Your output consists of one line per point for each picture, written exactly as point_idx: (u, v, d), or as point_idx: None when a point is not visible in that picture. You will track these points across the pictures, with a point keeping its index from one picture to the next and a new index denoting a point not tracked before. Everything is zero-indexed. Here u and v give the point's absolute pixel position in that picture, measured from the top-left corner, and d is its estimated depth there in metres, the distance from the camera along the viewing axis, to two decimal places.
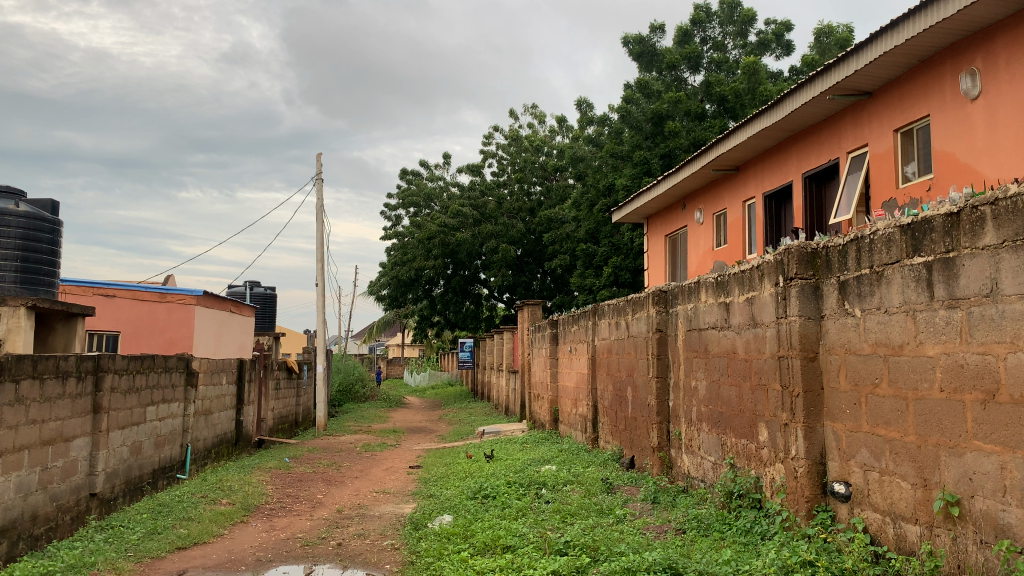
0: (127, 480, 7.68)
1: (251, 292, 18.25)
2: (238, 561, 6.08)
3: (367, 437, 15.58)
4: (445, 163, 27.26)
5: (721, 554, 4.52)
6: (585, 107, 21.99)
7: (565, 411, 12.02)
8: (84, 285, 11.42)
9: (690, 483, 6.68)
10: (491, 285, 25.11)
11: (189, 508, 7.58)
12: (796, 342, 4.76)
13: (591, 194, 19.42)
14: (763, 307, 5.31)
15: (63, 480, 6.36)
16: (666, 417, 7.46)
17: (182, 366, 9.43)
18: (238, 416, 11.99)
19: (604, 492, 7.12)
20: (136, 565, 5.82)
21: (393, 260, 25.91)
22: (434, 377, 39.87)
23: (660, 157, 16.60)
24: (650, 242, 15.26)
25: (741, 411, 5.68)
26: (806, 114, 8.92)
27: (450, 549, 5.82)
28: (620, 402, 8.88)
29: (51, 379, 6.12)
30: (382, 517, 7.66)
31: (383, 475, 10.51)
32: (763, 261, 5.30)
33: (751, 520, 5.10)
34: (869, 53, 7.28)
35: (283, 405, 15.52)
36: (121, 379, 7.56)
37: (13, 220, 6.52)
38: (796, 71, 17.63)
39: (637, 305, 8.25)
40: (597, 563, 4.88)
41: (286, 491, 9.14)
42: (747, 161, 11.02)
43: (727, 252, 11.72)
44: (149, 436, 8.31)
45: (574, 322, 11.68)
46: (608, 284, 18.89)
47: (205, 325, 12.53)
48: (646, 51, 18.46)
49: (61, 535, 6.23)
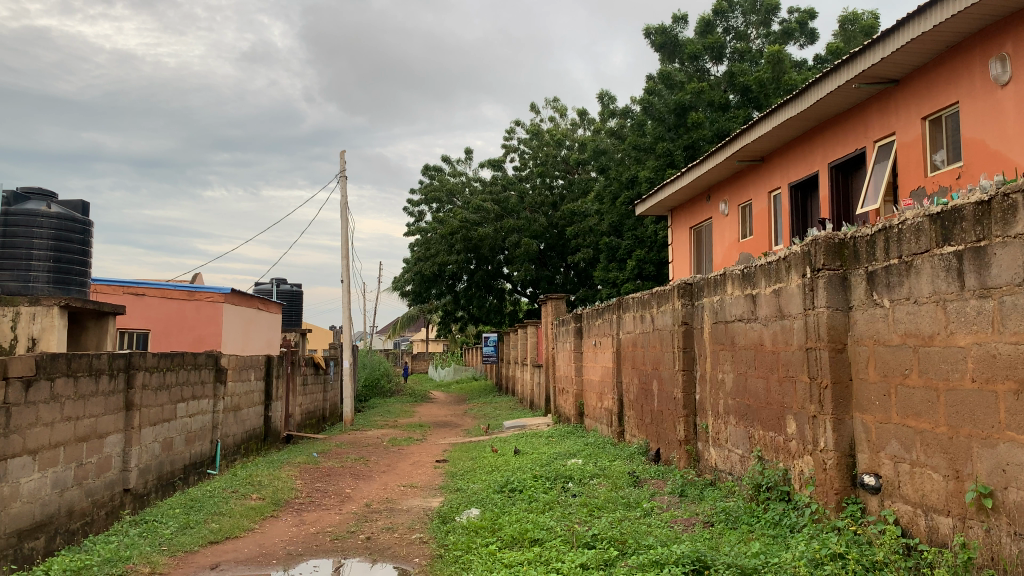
0: (159, 476, 7.80)
1: (278, 289, 18.47)
2: (269, 555, 6.17)
3: (393, 432, 15.70)
4: (467, 158, 27.34)
5: (749, 547, 4.51)
6: (607, 100, 21.88)
7: (591, 405, 12.02)
8: (115, 285, 11.61)
9: (717, 476, 6.67)
10: (514, 280, 25.13)
11: (220, 503, 7.68)
12: (824, 333, 4.73)
13: (613, 186, 19.31)
14: (791, 299, 5.27)
15: (97, 476, 6.48)
16: (693, 411, 7.42)
17: (211, 363, 9.54)
18: (266, 411, 12.13)
19: (630, 485, 7.13)
20: (170, 559, 5.92)
21: (416, 255, 26.01)
22: (459, 371, 40.18)
23: (683, 149, 16.49)
24: (675, 235, 15.18)
25: (769, 403, 5.64)
26: (831, 104, 8.84)
27: (478, 542, 5.87)
28: (646, 396, 8.86)
29: (84, 377, 6.23)
30: (410, 510, 7.72)
31: (410, 469, 10.57)
32: (790, 252, 5.26)
33: (779, 513, 5.08)
34: (895, 40, 7.19)
35: (311, 400, 15.69)
36: (152, 377, 7.67)
37: (42, 221, 6.64)
38: (821, 60, 17.43)
39: (662, 298, 8.23)
40: (625, 556, 4.89)
41: (315, 486, 9.23)
42: (772, 152, 10.92)
43: (752, 244, 11.63)
44: (180, 433, 8.43)
45: (598, 316, 11.66)
46: (632, 277, 18.88)
47: (233, 321, 12.67)
48: (668, 41, 18.36)
49: (96, 530, 6.35)
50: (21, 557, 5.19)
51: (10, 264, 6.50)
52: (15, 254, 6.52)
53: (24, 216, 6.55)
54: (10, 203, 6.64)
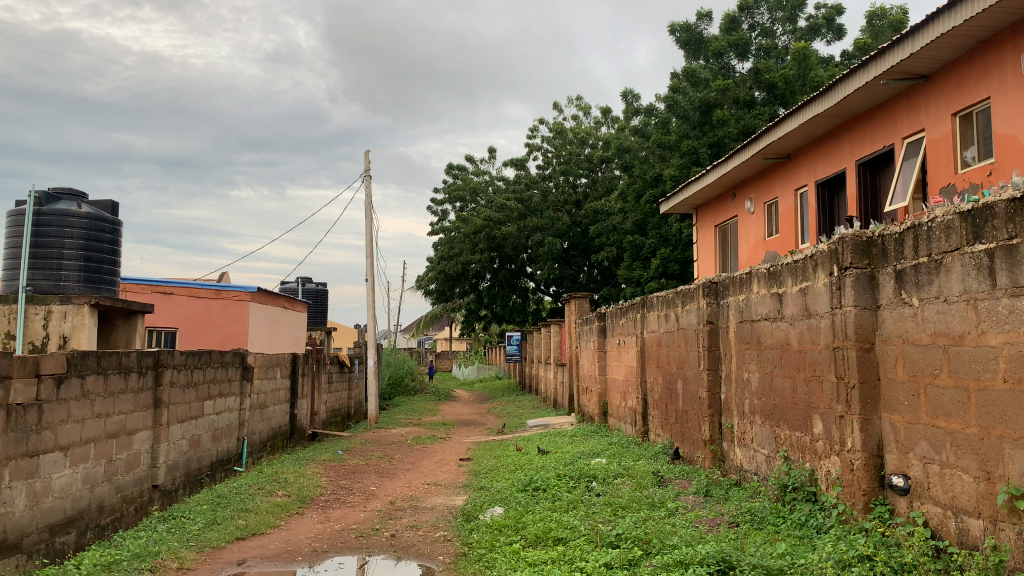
0: (187, 472, 7.89)
1: (304, 288, 18.62)
2: (295, 552, 6.22)
3: (417, 430, 15.75)
4: (490, 157, 27.38)
5: (775, 547, 4.47)
6: (631, 97, 21.80)
7: (614, 404, 11.99)
8: (143, 284, 11.77)
9: (742, 476, 6.62)
10: (537, 279, 25.11)
11: (246, 499, 7.76)
12: (852, 332, 4.68)
13: (638, 184, 19.21)
14: (818, 298, 5.22)
15: (127, 472, 6.57)
16: (718, 410, 7.36)
17: (237, 360, 9.64)
18: (292, 409, 12.24)
19: (655, 484, 7.09)
20: (198, 554, 6.00)
21: (439, 254, 26.10)
22: (483, 370, 40.34)
23: (708, 146, 16.40)
24: (700, 233, 15.09)
25: (795, 403, 5.60)
26: (859, 101, 8.74)
27: (501, 541, 5.87)
28: (670, 395, 8.82)
29: (114, 375, 6.32)
30: (434, 509, 7.74)
31: (434, 467, 10.62)
32: (817, 250, 5.20)
33: (806, 513, 5.04)
34: (925, 35, 7.09)
35: (336, 398, 15.80)
36: (180, 374, 7.76)
37: (74, 220, 6.72)
38: (848, 56, 17.23)
39: (687, 297, 8.19)
40: (649, 556, 4.87)
41: (340, 483, 9.29)
42: (799, 149, 10.82)
43: (779, 242, 11.52)
44: (207, 430, 8.53)
45: (622, 315, 11.62)
46: (656, 276, 18.81)
47: (259, 320, 12.79)
48: (693, 38, 18.27)
49: (125, 525, 6.44)
50: (52, 551, 5.28)
51: (42, 263, 6.58)
52: (47, 253, 6.60)
53: (56, 216, 6.62)
54: (43, 203, 6.73)
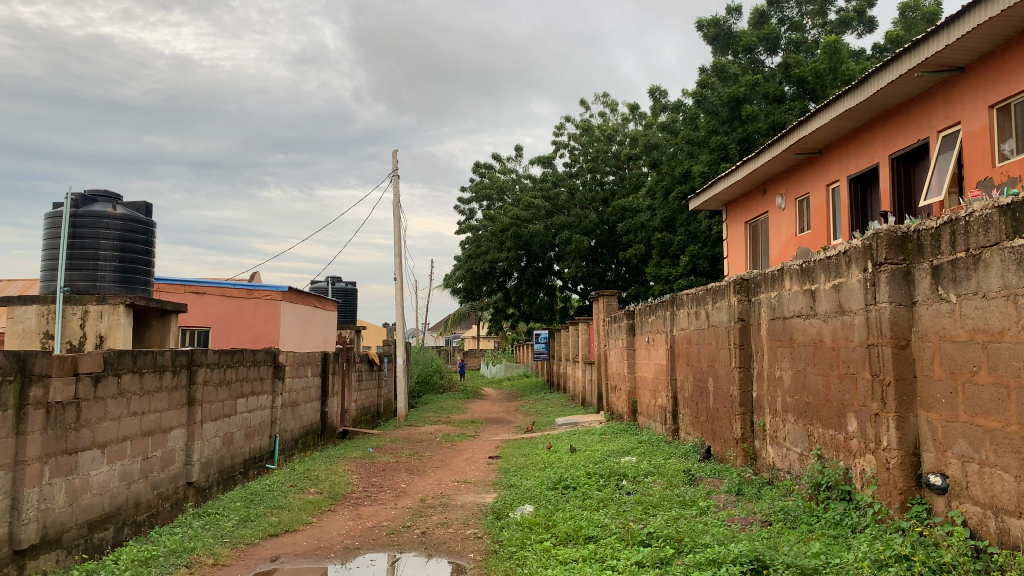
0: (220, 469, 8.00)
1: (333, 287, 18.77)
2: (328, 549, 6.27)
3: (446, 428, 15.81)
4: (517, 155, 27.39)
5: (809, 547, 4.42)
6: (658, 94, 21.66)
7: (644, 402, 11.93)
8: (177, 283, 11.96)
9: (775, 475, 6.55)
10: (565, 277, 25.08)
11: (279, 496, 7.85)
12: (887, 329, 4.61)
13: (666, 181, 19.08)
14: (852, 295, 5.15)
15: (162, 469, 6.66)
16: (750, 408, 7.30)
17: (269, 359, 9.75)
18: (323, 407, 12.34)
19: (686, 483, 7.05)
20: (232, 550, 6.07)
21: (466, 253, 26.21)
22: (511, 368, 40.46)
23: (737, 142, 16.26)
24: (730, 229, 14.96)
25: (829, 401, 5.53)
26: (892, 94, 8.62)
27: (532, 538, 5.88)
28: (701, 394, 8.76)
29: (149, 373, 6.42)
30: (464, 506, 7.78)
31: (464, 465, 10.66)
32: (850, 246, 5.14)
33: (840, 513, 4.97)
34: (960, 26, 6.96)
35: (366, 396, 15.91)
36: (214, 373, 7.86)
37: (109, 222, 6.87)
38: (880, 49, 16.98)
39: (717, 294, 8.12)
40: (681, 555, 4.84)
41: (372, 481, 9.36)
42: (830, 144, 10.69)
43: (810, 238, 11.38)
44: (240, 428, 8.63)
45: (651, 313, 11.56)
46: (686, 273, 18.69)
47: (290, 319, 12.92)
48: (722, 33, 18.15)
49: (161, 522, 6.54)
50: (91, 546, 5.38)
51: (79, 264, 6.72)
52: (84, 254, 6.74)
53: (91, 218, 6.78)
54: (78, 206, 6.88)
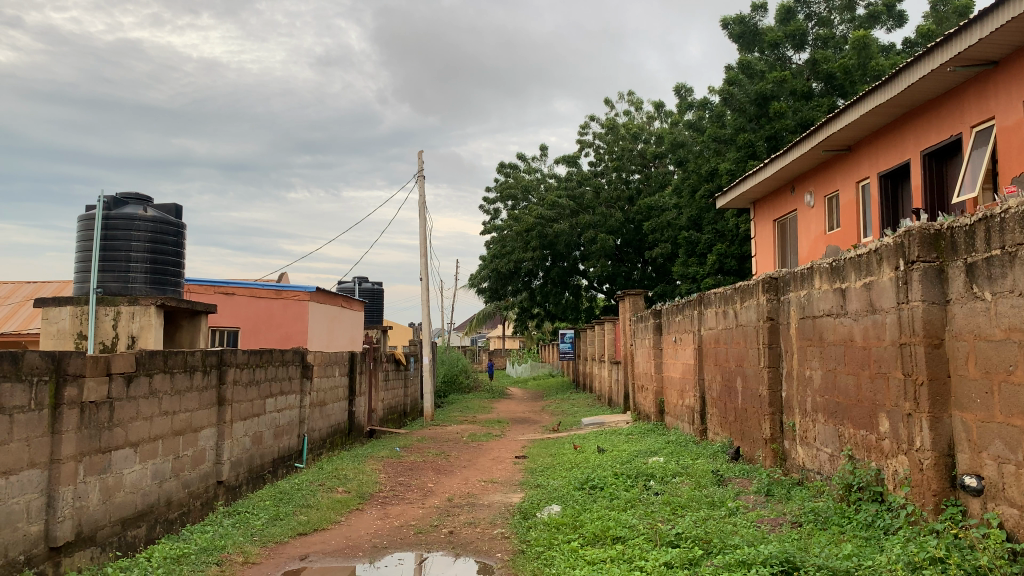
0: (250, 469, 8.08)
1: (360, 287, 18.91)
2: (355, 547, 6.31)
3: (472, 427, 15.85)
4: (542, 155, 27.37)
5: (841, 548, 4.37)
6: (684, 92, 21.54)
7: (671, 402, 11.87)
8: (207, 285, 12.09)
9: (806, 476, 6.47)
10: (590, 276, 25.03)
11: (308, 495, 7.91)
12: (920, 328, 4.55)
13: (692, 180, 18.98)
14: (883, 293, 5.08)
15: (193, 468, 6.75)
16: (779, 408, 7.23)
17: (298, 359, 9.83)
18: (350, 407, 12.42)
19: (714, 484, 6.99)
20: (262, 549, 6.12)
21: (491, 253, 26.28)
22: (536, 368, 40.47)
23: (765, 139, 16.13)
24: (758, 228, 14.83)
25: (860, 401, 5.46)
26: (923, 89, 8.49)
27: (560, 538, 5.88)
28: (730, 393, 8.69)
29: (180, 373, 6.50)
30: (491, 506, 7.79)
31: (491, 465, 10.68)
32: (881, 244, 5.07)
33: (872, 514, 4.90)
34: (994, 20, 6.83)
35: (393, 395, 16.00)
36: (243, 373, 7.94)
37: (140, 224, 6.98)
38: (911, 43, 16.74)
39: (746, 293, 8.05)
40: (710, 555, 4.80)
41: (399, 480, 9.41)
42: (860, 141, 10.55)
43: (840, 236, 11.24)
44: (269, 427, 8.71)
45: (678, 312, 11.50)
46: (713, 272, 18.54)
47: (318, 319, 13.02)
48: (748, 31, 18.02)
49: (193, 520, 6.62)
50: (124, 544, 5.46)
51: (111, 266, 6.83)
52: (115, 257, 6.85)
53: (123, 221, 6.90)
54: (111, 208, 7.00)
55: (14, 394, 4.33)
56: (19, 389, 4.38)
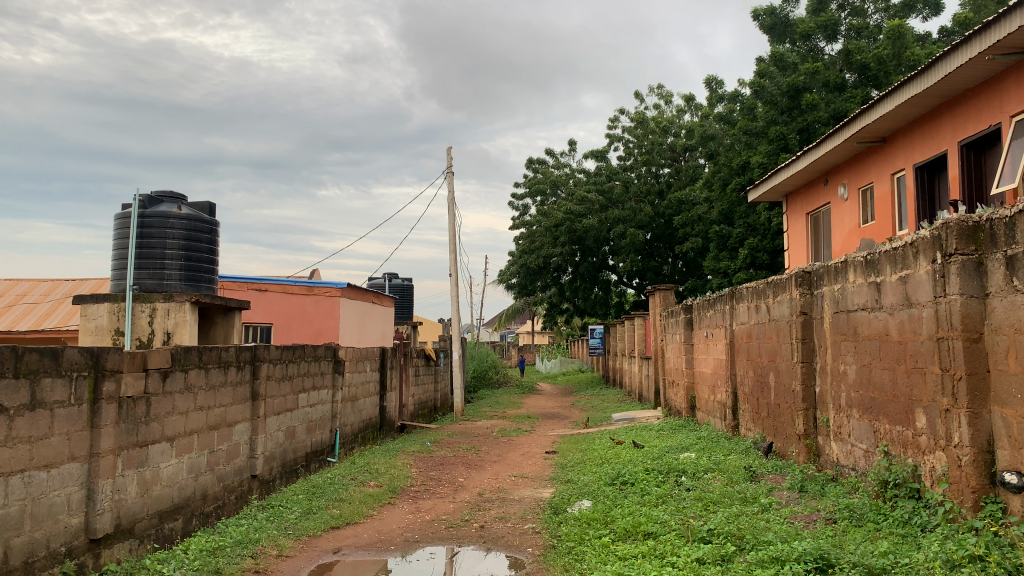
0: (283, 463, 8.17)
1: (390, 283, 19.01)
2: (388, 541, 6.37)
3: (502, 423, 15.89)
4: (571, 150, 27.29)
5: (876, 546, 4.31)
6: (714, 84, 21.33)
7: (703, 398, 11.79)
8: (240, 282, 12.31)
9: (840, 472, 6.39)
10: (620, 271, 24.93)
11: (340, 489, 7.99)
12: (958, 322, 4.47)
13: (723, 173, 18.80)
14: (919, 287, 4.99)
15: (228, 462, 6.84)
16: (812, 404, 7.14)
17: (330, 354, 9.92)
18: (382, 402, 12.50)
19: (747, 480, 6.94)
20: (296, 542, 6.20)
21: (520, 248, 26.30)
22: (566, 364, 40.45)
23: (797, 132, 15.93)
24: (790, 222, 14.65)
25: (895, 396, 5.38)
26: (960, 79, 8.32)
27: (591, 534, 5.87)
28: (763, 389, 8.60)
29: (214, 369, 6.59)
30: (522, 501, 7.79)
31: (521, 460, 10.69)
32: (918, 237, 4.99)
33: (909, 511, 4.82)
34: None
35: (423, 390, 16.07)
36: (276, 368, 8.04)
37: (175, 222, 7.09)
38: (947, 32, 16.41)
39: (779, 288, 7.95)
40: (743, 552, 4.77)
41: (430, 475, 9.45)
42: (895, 132, 10.37)
43: (875, 229, 11.07)
44: (302, 422, 8.82)
45: (709, 307, 11.40)
46: (744, 267, 18.35)
47: (350, 315, 13.13)
48: (779, 22, 17.83)
49: (227, 513, 6.72)
50: (162, 536, 5.56)
51: (146, 263, 6.94)
52: (151, 254, 6.96)
53: (158, 219, 7.01)
54: (146, 206, 7.11)
55: (54, 389, 4.43)
56: (59, 384, 4.47)
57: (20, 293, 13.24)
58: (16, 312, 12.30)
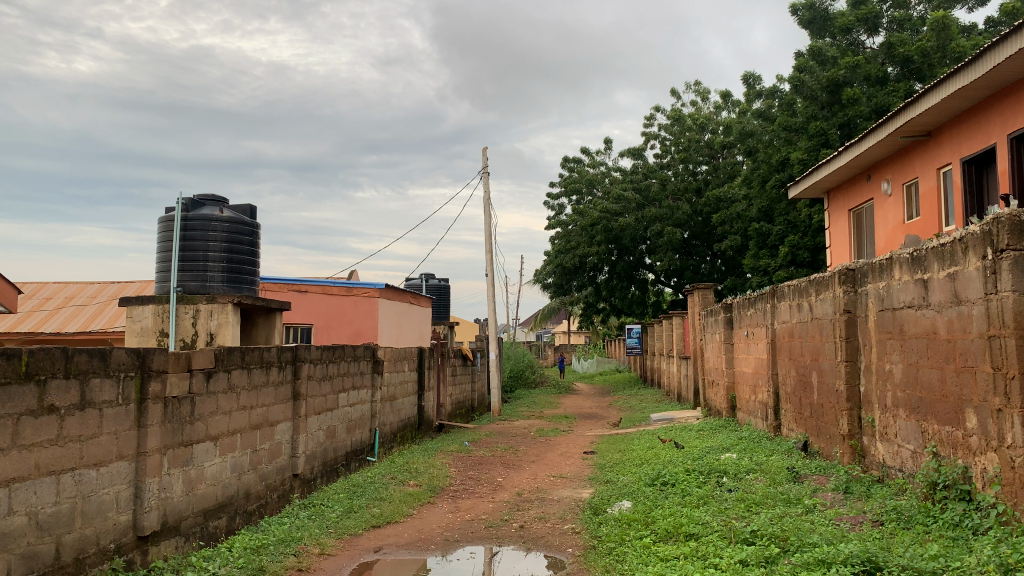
0: (324, 462, 8.25)
1: (427, 283, 19.12)
2: (428, 540, 6.39)
3: (540, 423, 15.87)
4: (607, 148, 27.17)
5: (926, 549, 4.22)
6: (752, 80, 21.08)
7: (744, 398, 11.65)
8: (281, 283, 12.49)
9: (886, 473, 6.27)
10: (657, 270, 24.75)
11: (381, 488, 8.05)
12: (1010, 320, 4.36)
13: (761, 169, 18.54)
14: (968, 284, 4.88)
15: (270, 461, 6.93)
16: (857, 404, 7.01)
17: (369, 354, 9.99)
18: (419, 402, 12.56)
19: (790, 481, 6.83)
20: (338, 541, 6.25)
21: (556, 248, 26.25)
22: (602, 364, 40.35)
23: (838, 127, 15.70)
24: (832, 218, 14.41)
25: (944, 396, 5.26)
26: (1009, 70, 8.10)
27: (631, 535, 5.83)
28: (805, 389, 8.46)
29: (256, 369, 6.68)
30: (561, 501, 7.78)
31: (559, 460, 10.67)
32: (967, 233, 4.86)
33: (959, 513, 4.71)
34: None
35: (461, 390, 16.12)
36: (317, 368, 8.11)
37: (217, 225, 7.20)
38: (994, 23, 16.02)
39: (821, 286, 7.82)
40: (787, 554, 4.70)
41: (469, 474, 9.48)
42: (941, 125, 10.13)
43: (920, 225, 10.84)
44: (343, 421, 8.90)
45: (750, 306, 11.25)
46: (785, 264, 18.11)
47: (388, 315, 13.20)
48: (817, 16, 17.57)
49: (270, 512, 6.80)
50: (207, 534, 5.65)
51: (190, 265, 7.07)
52: (194, 256, 7.08)
53: (201, 222, 7.12)
54: (189, 210, 7.24)
55: (103, 389, 4.52)
56: (108, 384, 4.56)
57: (69, 295, 13.60)
58: (65, 314, 12.63)
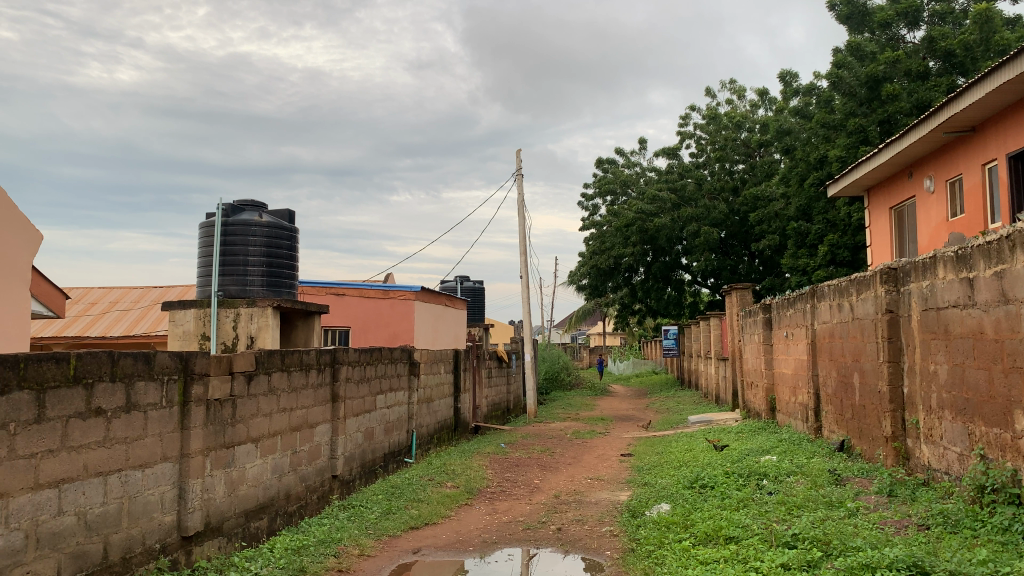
0: (362, 463, 8.31)
1: (462, 286, 19.17)
2: (466, 541, 6.43)
3: (576, 424, 15.87)
4: (641, 148, 27.02)
5: (975, 553, 4.12)
6: (790, 78, 20.81)
7: (783, 399, 11.50)
8: (319, 286, 12.63)
9: (931, 476, 6.15)
10: (693, 270, 24.56)
11: (418, 490, 8.09)
12: None
13: (800, 167, 18.31)
14: (1016, 282, 4.77)
15: (309, 463, 7.00)
16: (901, 405, 6.87)
17: (405, 356, 10.05)
18: (456, 403, 12.61)
19: (832, 484, 6.72)
20: (377, 542, 6.31)
21: (591, 249, 26.16)
22: (638, 365, 40.17)
23: (878, 123, 15.44)
24: (872, 217, 14.17)
25: (991, 397, 5.15)
26: None
27: (670, 538, 5.78)
28: (847, 390, 8.33)
29: (296, 371, 6.76)
30: (599, 503, 7.75)
31: (597, 462, 10.64)
32: (1014, 230, 4.75)
33: (1008, 517, 4.60)
34: None
35: (496, 392, 16.14)
36: (354, 370, 8.19)
37: (257, 229, 7.29)
38: None
39: (862, 285, 7.70)
40: (830, 557, 4.62)
41: (506, 476, 9.50)
42: (986, 120, 9.90)
43: (964, 223, 10.61)
44: (380, 423, 8.97)
45: (789, 306, 11.10)
46: (824, 263, 17.86)
47: (424, 318, 13.27)
48: (856, 11, 17.23)
49: (310, 513, 6.88)
50: (248, 534, 5.74)
51: (230, 269, 7.19)
52: (234, 260, 7.19)
53: (241, 226, 7.22)
54: (229, 215, 7.34)
55: (147, 392, 4.61)
56: (152, 387, 4.66)
57: (113, 300, 13.89)
58: (109, 319, 12.89)
